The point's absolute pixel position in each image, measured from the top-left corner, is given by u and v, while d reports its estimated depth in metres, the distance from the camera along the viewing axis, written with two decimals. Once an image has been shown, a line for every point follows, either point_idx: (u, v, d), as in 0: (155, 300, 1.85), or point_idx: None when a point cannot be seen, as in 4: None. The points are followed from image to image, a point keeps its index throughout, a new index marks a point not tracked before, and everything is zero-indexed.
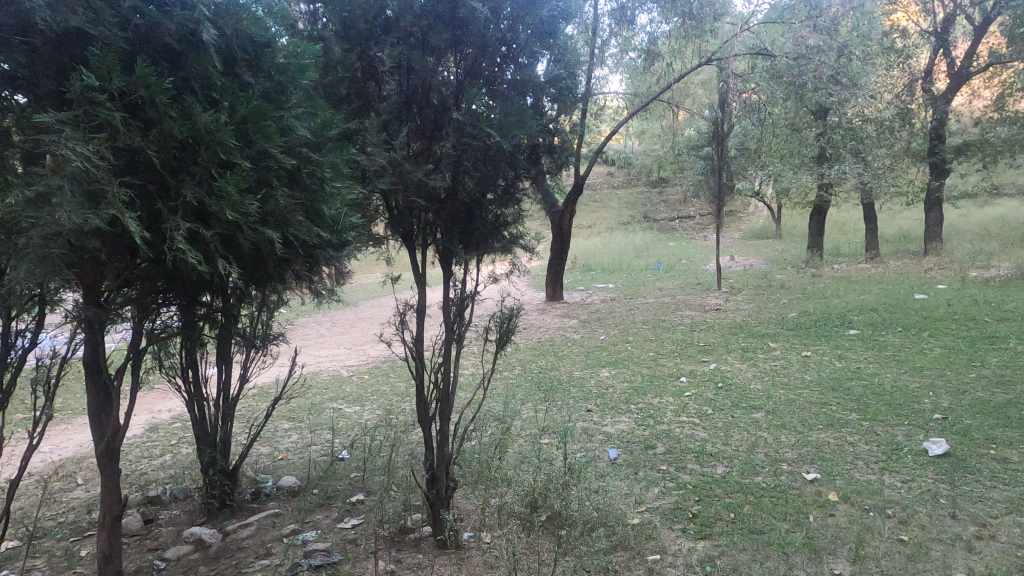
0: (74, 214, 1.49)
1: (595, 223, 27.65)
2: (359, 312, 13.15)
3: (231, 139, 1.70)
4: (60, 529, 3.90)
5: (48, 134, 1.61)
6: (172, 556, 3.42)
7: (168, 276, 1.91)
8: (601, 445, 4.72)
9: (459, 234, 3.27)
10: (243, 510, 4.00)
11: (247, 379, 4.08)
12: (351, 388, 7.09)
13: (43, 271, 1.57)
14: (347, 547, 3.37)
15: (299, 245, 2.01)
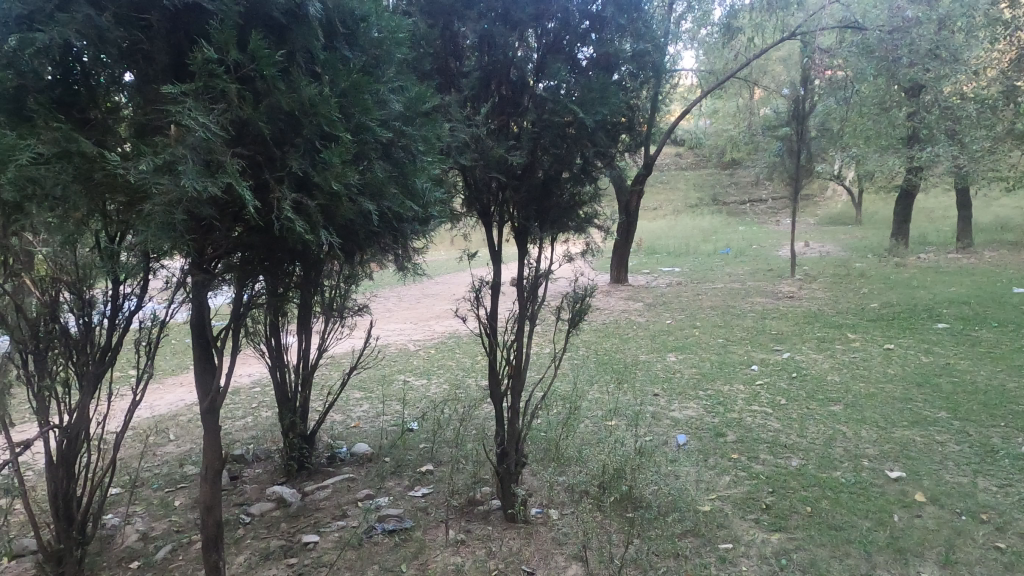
0: (195, 182, 1.56)
1: (660, 206, 27.07)
2: (424, 288, 13.39)
3: (335, 111, 1.73)
4: (156, 480, 4.21)
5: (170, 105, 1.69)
6: (256, 511, 3.63)
7: (268, 244, 1.98)
8: (669, 429, 4.65)
9: (535, 212, 3.25)
10: (320, 473, 4.18)
11: (326, 349, 4.23)
12: (419, 362, 7.27)
13: (166, 237, 1.66)
14: (418, 515, 3.48)
15: (392, 217, 2.04)
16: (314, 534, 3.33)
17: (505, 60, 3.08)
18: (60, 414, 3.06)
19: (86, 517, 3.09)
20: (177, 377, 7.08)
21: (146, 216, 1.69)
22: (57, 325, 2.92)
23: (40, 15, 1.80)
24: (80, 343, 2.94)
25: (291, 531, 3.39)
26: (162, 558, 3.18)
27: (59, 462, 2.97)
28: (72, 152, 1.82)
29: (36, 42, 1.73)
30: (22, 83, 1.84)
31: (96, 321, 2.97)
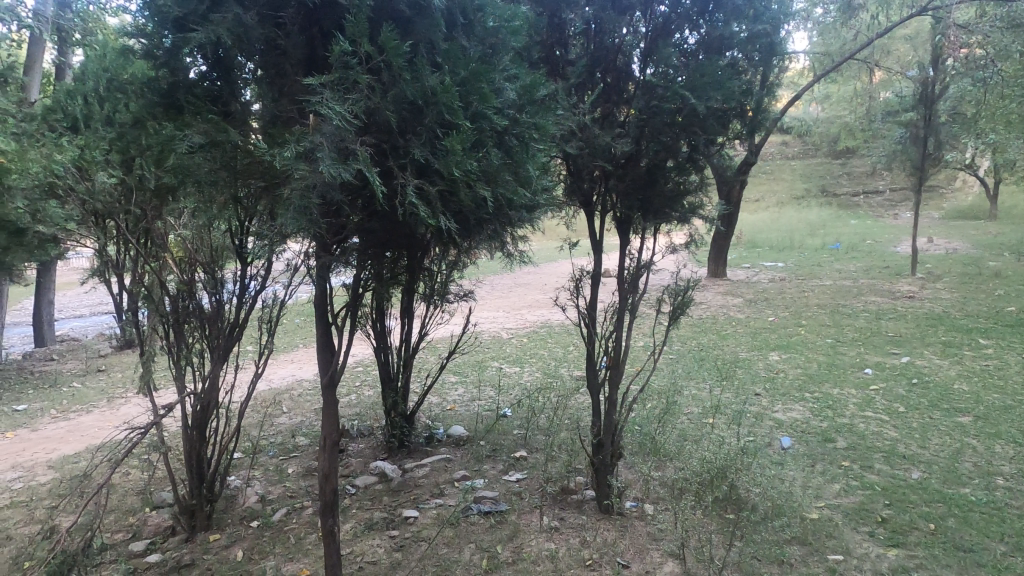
0: (331, 168, 1.66)
1: (763, 198, 25.77)
2: (516, 278, 13.53)
3: (455, 100, 1.78)
4: (272, 448, 4.55)
5: (308, 96, 1.80)
6: (361, 483, 3.83)
7: (389, 229, 2.06)
8: (771, 431, 4.44)
9: (639, 201, 3.16)
10: (418, 452, 4.34)
11: (427, 333, 4.37)
12: (511, 349, 7.37)
13: (302, 221, 1.77)
14: (513, 499, 3.53)
15: (505, 204, 2.07)
16: (413, 509, 3.48)
17: (613, 47, 3.04)
18: (194, 381, 3.36)
19: (215, 477, 3.39)
20: (289, 355, 7.61)
21: (283, 201, 1.80)
22: (193, 302, 3.21)
23: (192, 16, 1.98)
24: (212, 319, 3.22)
25: (393, 505, 3.56)
26: (278, 519, 3.43)
27: (194, 426, 3.27)
28: (218, 142, 1.98)
29: (192, 41, 1.92)
30: (175, 80, 2.11)
31: (225, 298, 3.24)
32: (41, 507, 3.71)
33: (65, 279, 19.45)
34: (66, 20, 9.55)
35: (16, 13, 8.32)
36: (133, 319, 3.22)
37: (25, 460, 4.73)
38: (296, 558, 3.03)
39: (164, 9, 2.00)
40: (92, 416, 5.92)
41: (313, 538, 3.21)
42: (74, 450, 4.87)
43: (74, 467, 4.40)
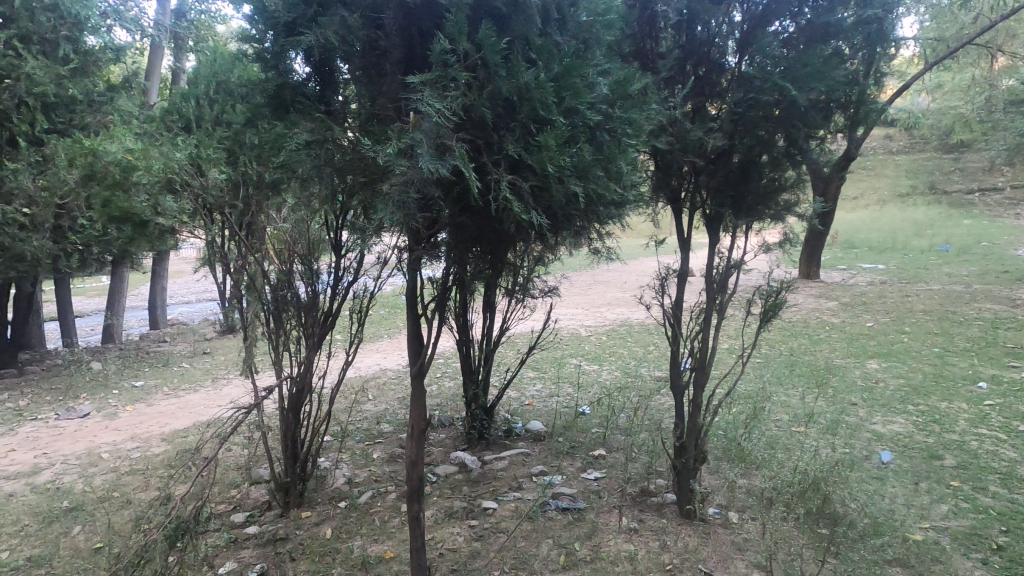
0: (430, 163, 1.70)
1: (862, 196, 24.21)
2: (595, 275, 13.44)
3: (549, 96, 1.79)
4: (358, 433, 4.75)
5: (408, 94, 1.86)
6: (442, 472, 3.92)
7: (480, 225, 2.09)
8: (869, 444, 4.16)
9: (731, 198, 3.03)
10: (496, 445, 4.39)
11: (507, 327, 4.41)
12: (590, 347, 7.32)
13: (401, 215, 1.82)
14: (591, 497, 3.51)
15: (595, 200, 2.05)
16: (492, 500, 3.53)
17: (707, 37, 2.95)
18: (290, 366, 3.55)
19: (307, 457, 3.57)
20: (375, 345, 7.92)
21: (383, 195, 1.86)
22: (291, 292, 3.39)
23: (302, 20, 2.10)
24: (308, 308, 3.39)
25: (472, 495, 3.62)
26: (364, 502, 3.58)
27: (289, 408, 3.46)
28: (322, 140, 2.08)
29: (302, 44, 2.04)
30: (285, 81, 2.23)
31: (320, 288, 3.39)
32: (157, 475, 4.06)
33: (176, 268, 21.12)
34: (183, 29, 10.35)
35: (139, 23, 9.09)
36: (237, 306, 3.44)
37: (142, 432, 5.18)
38: (381, 540, 3.15)
39: (276, 14, 2.13)
40: (199, 394, 6.41)
41: (396, 522, 3.32)
42: (184, 425, 5.29)
43: (184, 441, 4.78)
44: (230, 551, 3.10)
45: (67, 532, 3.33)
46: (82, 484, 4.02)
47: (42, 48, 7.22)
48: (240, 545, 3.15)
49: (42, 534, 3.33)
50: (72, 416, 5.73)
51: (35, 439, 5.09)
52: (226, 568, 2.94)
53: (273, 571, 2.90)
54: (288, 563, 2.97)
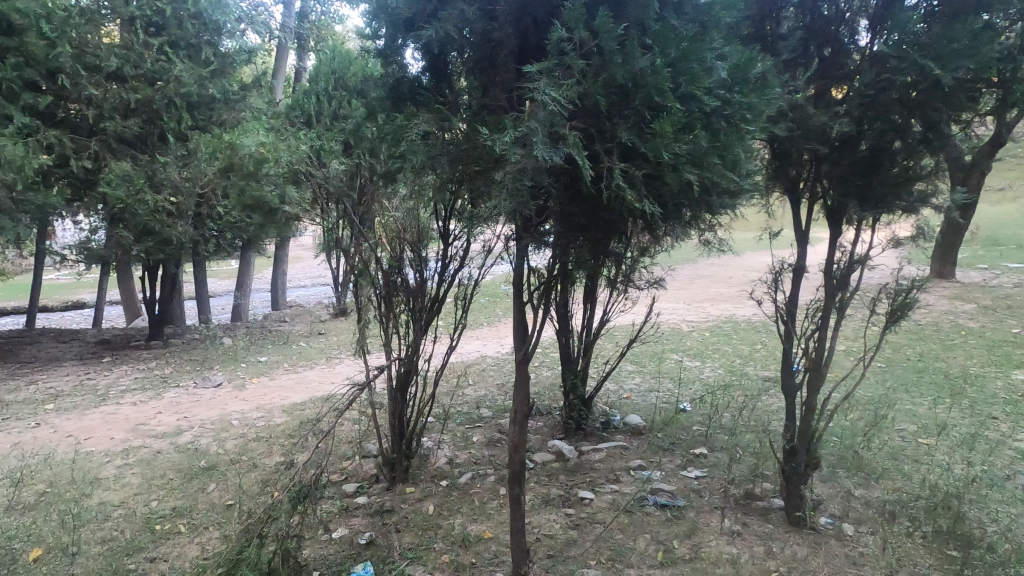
0: (544, 152, 1.73)
1: (1010, 188, 21.61)
2: (699, 269, 12.98)
3: (665, 81, 1.75)
4: (459, 416, 4.91)
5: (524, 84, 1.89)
6: (539, 460, 3.97)
7: (589, 214, 2.09)
8: (1012, 463, 3.73)
9: (856, 187, 2.81)
10: (594, 436, 4.37)
11: (608, 319, 4.37)
12: (691, 343, 7.10)
13: (514, 202, 1.85)
14: (691, 495, 3.41)
15: (710, 189, 1.99)
16: (588, 491, 3.53)
17: (834, 16, 2.76)
18: (399, 349, 3.72)
19: (412, 435, 3.74)
20: (475, 332, 8.13)
21: (496, 183, 1.92)
22: (400, 277, 3.55)
23: (422, 16, 2.21)
24: (416, 293, 3.53)
25: (568, 484, 3.64)
26: (464, 482, 3.70)
27: (397, 387, 3.63)
28: (438, 130, 2.17)
29: (422, 38, 2.15)
30: (401, 75, 2.39)
31: (428, 274, 3.52)
32: (278, 443, 4.42)
33: (297, 253, 22.71)
34: (306, 29, 11.09)
35: (268, 26, 9.81)
36: (352, 289, 3.64)
37: (266, 403, 5.66)
38: (480, 520, 3.25)
39: (396, 12, 2.25)
40: (315, 372, 6.89)
41: (495, 504, 3.41)
42: (302, 399, 5.72)
43: (302, 413, 5.17)
44: (342, 518, 3.33)
45: (204, 488, 3.71)
46: (216, 447, 4.46)
47: (188, 53, 8.02)
48: (351, 513, 3.38)
49: (183, 488, 3.74)
50: (207, 385, 6.36)
51: (177, 403, 5.71)
52: (338, 533, 3.16)
53: (380, 540, 3.08)
54: (394, 534, 3.13)
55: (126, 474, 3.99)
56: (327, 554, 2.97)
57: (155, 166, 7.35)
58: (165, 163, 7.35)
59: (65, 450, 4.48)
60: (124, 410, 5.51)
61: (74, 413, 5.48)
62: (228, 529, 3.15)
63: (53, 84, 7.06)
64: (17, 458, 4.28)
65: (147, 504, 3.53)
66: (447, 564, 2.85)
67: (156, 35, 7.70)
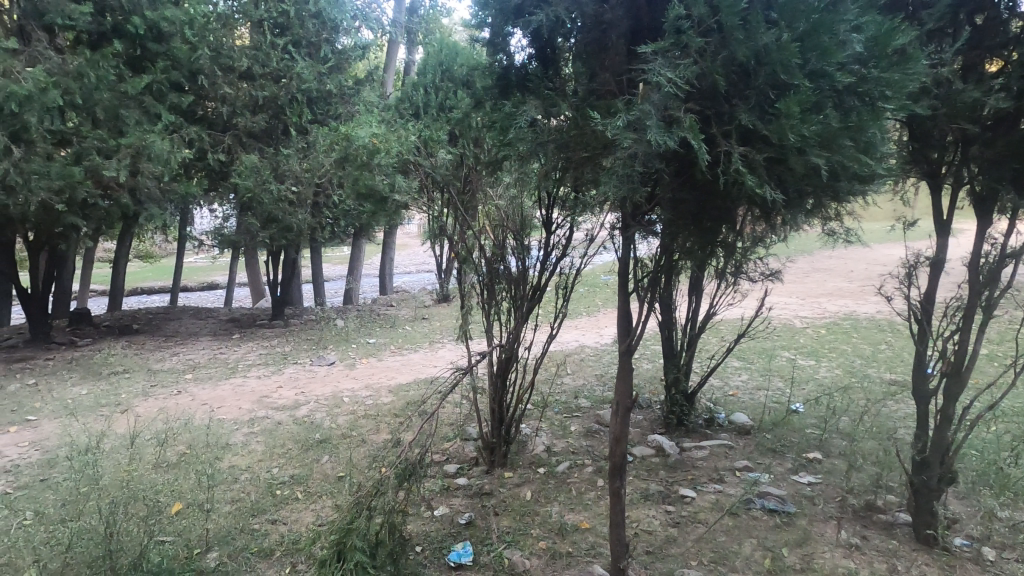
0: (658, 135, 1.66)
1: None
2: (815, 262, 12.14)
3: (793, 57, 1.64)
4: (557, 405, 4.91)
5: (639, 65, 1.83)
6: (638, 454, 3.89)
7: (701, 201, 1.99)
8: None
9: (1014, 171, 2.48)
10: (696, 433, 4.22)
11: (714, 311, 4.18)
12: (805, 340, 6.67)
13: (625, 188, 1.80)
14: (804, 502, 3.21)
15: (839, 173, 1.84)
16: (689, 489, 3.41)
17: None
18: (499, 336, 3.76)
19: (511, 421, 3.79)
20: (574, 322, 8.10)
21: (606, 169, 1.87)
22: (502, 265, 3.57)
23: (531, 3, 2.20)
24: (517, 281, 3.54)
25: (669, 480, 3.54)
26: (562, 471, 3.70)
27: (497, 373, 3.68)
28: (545, 117, 2.16)
29: (532, 24, 2.14)
30: (508, 65, 2.40)
31: (531, 263, 3.52)
32: (385, 421, 4.64)
33: (404, 241, 23.63)
34: (415, 23, 11.45)
35: (381, 22, 10.23)
36: (457, 276, 3.73)
37: (374, 382, 5.97)
38: (578, 510, 3.23)
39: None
40: (419, 355, 7.16)
41: (592, 495, 3.39)
42: (407, 380, 5.98)
43: (407, 394, 5.40)
44: (443, 497, 3.44)
45: (318, 459, 3.97)
46: (329, 421, 4.76)
47: (309, 51, 8.54)
48: (451, 493, 3.48)
49: (300, 458, 4.02)
50: (322, 363, 6.81)
51: (296, 379, 6.15)
52: (440, 511, 3.26)
53: (479, 521, 3.15)
54: (492, 517, 3.20)
55: (252, 442, 4.36)
56: (429, 531, 3.09)
57: (278, 158, 7.91)
58: (287, 156, 7.89)
59: (202, 417, 4.96)
60: (250, 383, 6.02)
61: (209, 383, 6.05)
62: (340, 499, 3.36)
63: (194, 84, 7.76)
64: (163, 421, 4.79)
65: (269, 471, 3.84)
66: (544, 551, 2.87)
67: (281, 36, 8.27)
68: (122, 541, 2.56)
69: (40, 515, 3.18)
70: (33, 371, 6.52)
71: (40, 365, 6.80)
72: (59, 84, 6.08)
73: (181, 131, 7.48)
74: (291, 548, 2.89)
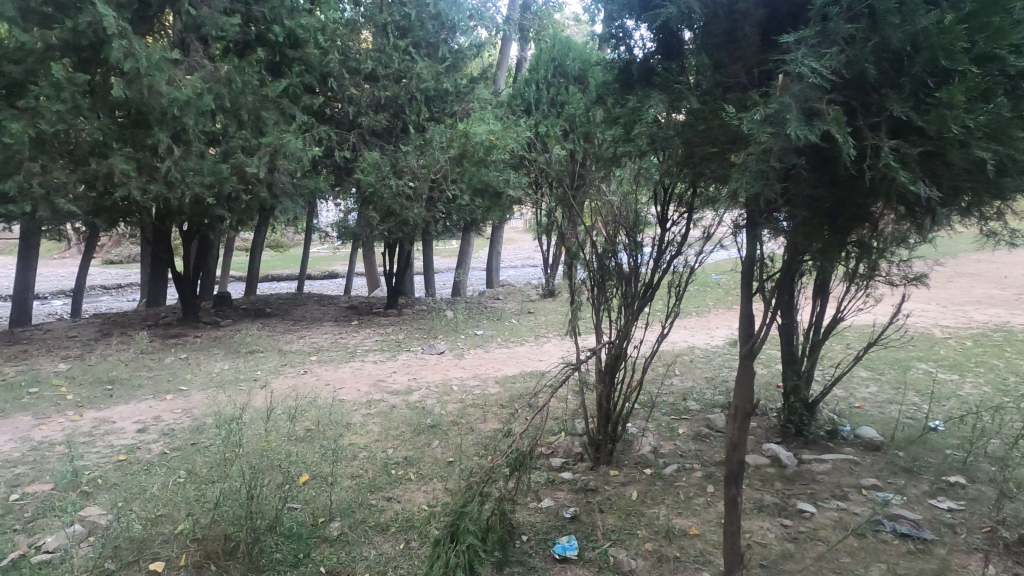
0: (798, 129, 1.58)
1: None
2: (960, 265, 10.96)
3: (960, 40, 1.51)
4: (664, 406, 4.80)
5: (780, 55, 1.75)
6: (752, 462, 3.72)
7: (839, 199, 1.87)
8: None
9: None
10: (817, 446, 3.96)
11: (842, 316, 3.89)
12: (946, 352, 6.05)
13: (759, 186, 1.72)
14: (942, 530, 2.92)
15: (1007, 168, 1.66)
16: (809, 503, 3.22)
17: None
18: (609, 333, 3.71)
19: (618, 419, 3.75)
20: (683, 322, 7.88)
21: (736, 165, 1.80)
22: (612, 262, 3.47)
23: None
24: (628, 278, 3.44)
25: (785, 492, 3.36)
26: (670, 473, 3.62)
27: (605, 371, 3.63)
28: (670, 111, 2.12)
29: (659, 16, 2.11)
30: (629, 58, 2.38)
31: (643, 260, 3.42)
32: (492, 412, 4.77)
33: (510, 236, 24.05)
34: (529, 20, 11.59)
35: (496, 20, 10.46)
36: (567, 271, 3.71)
37: (482, 373, 6.14)
38: (686, 515, 3.15)
39: None
40: (525, 348, 7.28)
41: (702, 501, 3.29)
42: (513, 372, 6.11)
43: (513, 386, 5.52)
44: (549, 489, 3.48)
45: (430, 443, 4.15)
46: (440, 407, 4.96)
47: (428, 51, 8.92)
48: (557, 486, 3.52)
49: (414, 441, 4.23)
50: (433, 351, 7.10)
51: (409, 365, 6.47)
52: (546, 504, 3.31)
53: (584, 517, 3.16)
54: (597, 513, 3.19)
55: (370, 422, 4.64)
56: (536, 521, 3.14)
57: (398, 155, 8.32)
58: (406, 152, 8.28)
59: (326, 396, 5.35)
60: (368, 367, 6.41)
61: (332, 365, 6.51)
62: (451, 483, 3.50)
63: (324, 87, 8.33)
64: (293, 398, 5.22)
65: (385, 451, 4.06)
66: (651, 552, 2.82)
67: (403, 38, 8.69)
68: (261, 504, 2.82)
69: (191, 474, 3.58)
70: (184, 346, 7.33)
71: (190, 341, 7.62)
72: (212, 90, 6.76)
73: (312, 130, 8.06)
74: (406, 524, 3.07)
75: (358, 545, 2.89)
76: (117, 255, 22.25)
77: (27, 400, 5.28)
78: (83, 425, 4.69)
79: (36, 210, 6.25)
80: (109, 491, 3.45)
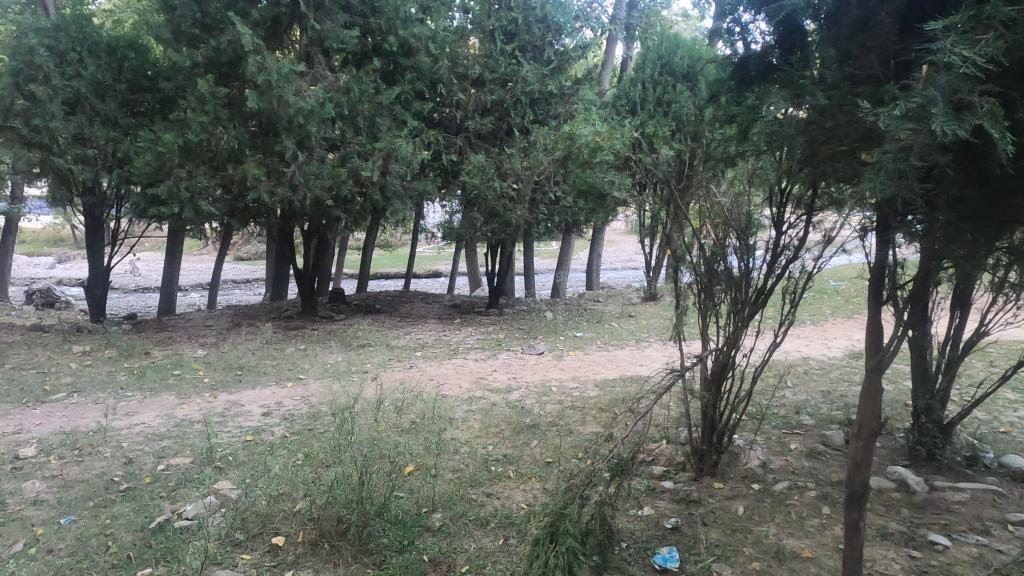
0: (947, 124, 1.43)
1: None
2: None
3: None
4: (774, 419, 4.54)
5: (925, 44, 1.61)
6: (875, 485, 3.43)
7: (987, 200, 1.70)
8: None
9: None
10: (953, 472, 3.59)
11: (986, 331, 3.49)
12: None
13: (897, 187, 1.58)
14: None
15: None
16: (942, 535, 2.92)
17: None
18: (716, 339, 3.55)
19: (724, 430, 3.59)
20: (795, 330, 7.42)
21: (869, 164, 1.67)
22: (722, 265, 3.33)
23: None
24: (739, 282, 3.27)
25: (914, 520, 3.07)
26: (780, 491, 3.42)
27: (712, 378, 3.48)
28: (793, 108, 2.00)
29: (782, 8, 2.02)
30: (747, 53, 2.31)
31: (755, 264, 3.25)
32: (592, 415, 4.74)
33: (613, 237, 23.73)
34: (636, 18, 11.40)
35: (601, 20, 10.39)
36: (672, 275, 3.60)
37: (581, 375, 6.12)
38: (798, 536, 2.96)
39: None
40: (626, 351, 7.16)
41: (816, 522, 3.07)
42: (613, 376, 6.03)
43: (613, 390, 5.45)
44: (650, 498, 3.40)
45: (529, 443, 4.19)
46: (539, 407, 5.00)
47: (534, 54, 9.03)
48: (657, 495, 3.43)
49: (513, 439, 4.29)
50: (532, 351, 7.17)
51: (509, 364, 6.57)
52: (646, 512, 3.24)
53: (686, 529, 3.06)
54: (700, 526, 3.08)
55: (471, 418, 4.77)
56: (635, 529, 3.09)
57: (502, 157, 8.48)
58: (510, 155, 8.42)
59: (430, 391, 5.55)
60: (469, 364, 6.58)
61: (435, 361, 6.75)
62: (549, 484, 3.52)
63: (434, 92, 8.65)
64: (400, 391, 5.47)
65: (485, 448, 4.15)
66: (758, 572, 2.68)
67: (509, 43, 8.85)
68: (370, 490, 2.98)
69: (309, 458, 3.85)
70: (303, 338, 7.88)
71: (308, 334, 8.19)
72: (333, 99, 7.23)
73: (422, 135, 8.40)
74: (504, 520, 3.13)
75: (458, 537, 2.97)
76: (246, 253, 24.32)
77: (171, 381, 5.91)
78: (217, 406, 5.18)
79: (182, 211, 6.98)
80: (238, 468, 3.79)
